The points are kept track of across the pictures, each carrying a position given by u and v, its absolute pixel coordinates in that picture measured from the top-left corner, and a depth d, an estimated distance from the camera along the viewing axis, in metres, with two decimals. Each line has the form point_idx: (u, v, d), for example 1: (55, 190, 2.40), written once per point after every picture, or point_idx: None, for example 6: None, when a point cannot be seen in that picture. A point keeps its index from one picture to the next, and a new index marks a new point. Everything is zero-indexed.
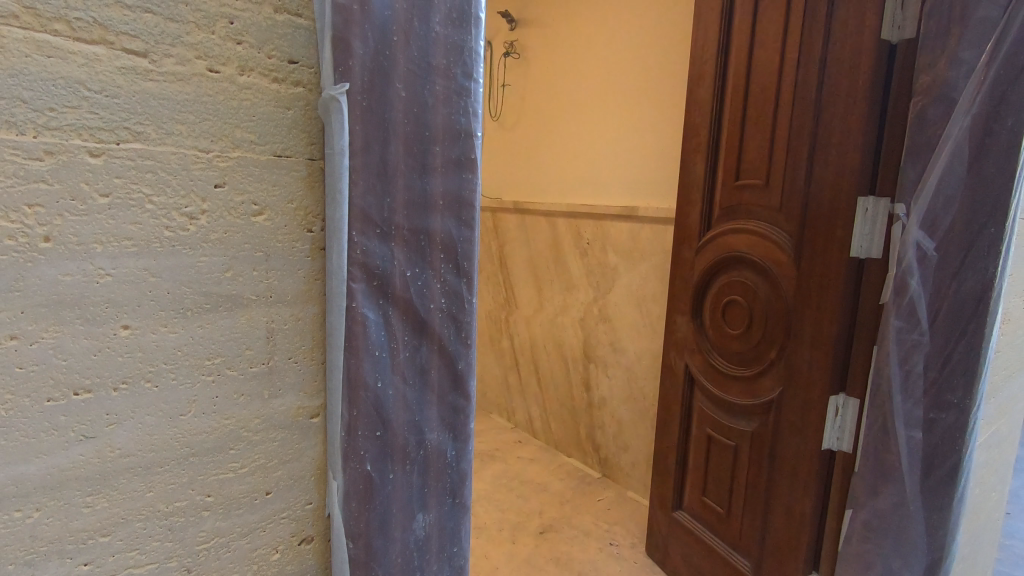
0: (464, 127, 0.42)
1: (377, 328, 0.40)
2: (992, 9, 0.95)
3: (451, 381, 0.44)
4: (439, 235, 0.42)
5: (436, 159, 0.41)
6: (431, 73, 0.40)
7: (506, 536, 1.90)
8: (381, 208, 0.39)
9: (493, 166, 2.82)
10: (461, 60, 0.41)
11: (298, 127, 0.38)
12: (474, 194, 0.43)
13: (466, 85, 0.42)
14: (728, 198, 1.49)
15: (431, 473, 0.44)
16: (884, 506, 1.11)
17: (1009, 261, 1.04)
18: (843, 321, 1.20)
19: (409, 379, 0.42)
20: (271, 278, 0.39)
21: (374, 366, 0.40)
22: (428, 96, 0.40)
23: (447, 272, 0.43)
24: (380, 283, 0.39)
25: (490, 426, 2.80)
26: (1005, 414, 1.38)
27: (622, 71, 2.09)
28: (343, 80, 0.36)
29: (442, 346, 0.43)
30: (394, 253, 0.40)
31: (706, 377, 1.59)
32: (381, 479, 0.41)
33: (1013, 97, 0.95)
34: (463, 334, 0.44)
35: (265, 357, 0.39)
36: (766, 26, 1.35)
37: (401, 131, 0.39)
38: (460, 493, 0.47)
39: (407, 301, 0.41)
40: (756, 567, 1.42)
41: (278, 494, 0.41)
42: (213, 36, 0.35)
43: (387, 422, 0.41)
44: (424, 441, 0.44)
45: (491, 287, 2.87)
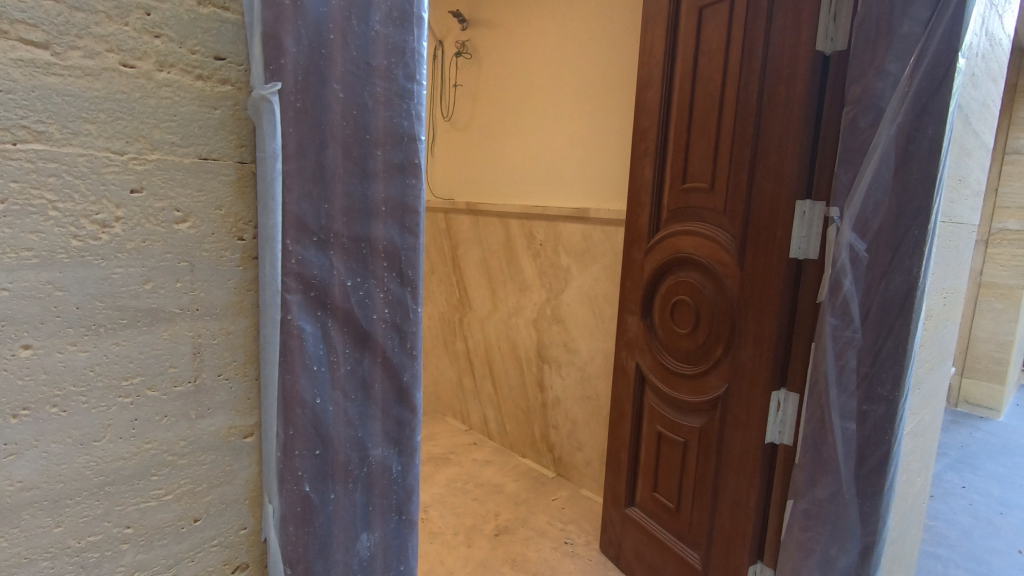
0: (407, 130, 0.40)
1: (315, 341, 0.38)
2: (914, 25, 1.01)
3: (396, 395, 0.43)
4: (381, 243, 0.40)
5: (377, 163, 0.39)
6: (371, 74, 0.38)
7: (461, 540, 1.88)
8: (317, 215, 0.37)
9: (445, 166, 2.80)
10: (403, 62, 0.40)
11: (226, 128, 0.36)
12: (418, 200, 0.42)
13: (409, 87, 0.40)
14: (675, 200, 1.53)
15: (375, 490, 0.43)
16: (822, 495, 1.16)
17: (931, 261, 1.11)
18: (784, 319, 1.25)
19: (350, 394, 0.40)
20: (197, 290, 0.36)
21: (311, 381, 0.38)
22: (368, 98, 0.38)
23: (391, 281, 0.41)
24: (317, 293, 0.38)
25: (444, 429, 2.77)
26: (928, 404, 1.47)
27: (573, 73, 2.11)
28: (275, 78, 0.35)
29: (385, 357, 0.42)
30: (332, 261, 0.38)
31: (656, 376, 1.63)
32: (321, 500, 0.39)
33: (934, 107, 1.01)
34: (409, 345, 0.43)
35: (191, 375, 0.37)
36: (710, 35, 1.40)
37: (339, 134, 0.37)
38: (406, 510, 0.45)
39: (348, 312, 0.39)
40: (704, 560, 1.46)
41: (208, 520, 0.39)
42: (127, 28, 0.32)
43: (327, 439, 0.39)
44: (367, 457, 0.42)
45: (444, 288, 2.84)
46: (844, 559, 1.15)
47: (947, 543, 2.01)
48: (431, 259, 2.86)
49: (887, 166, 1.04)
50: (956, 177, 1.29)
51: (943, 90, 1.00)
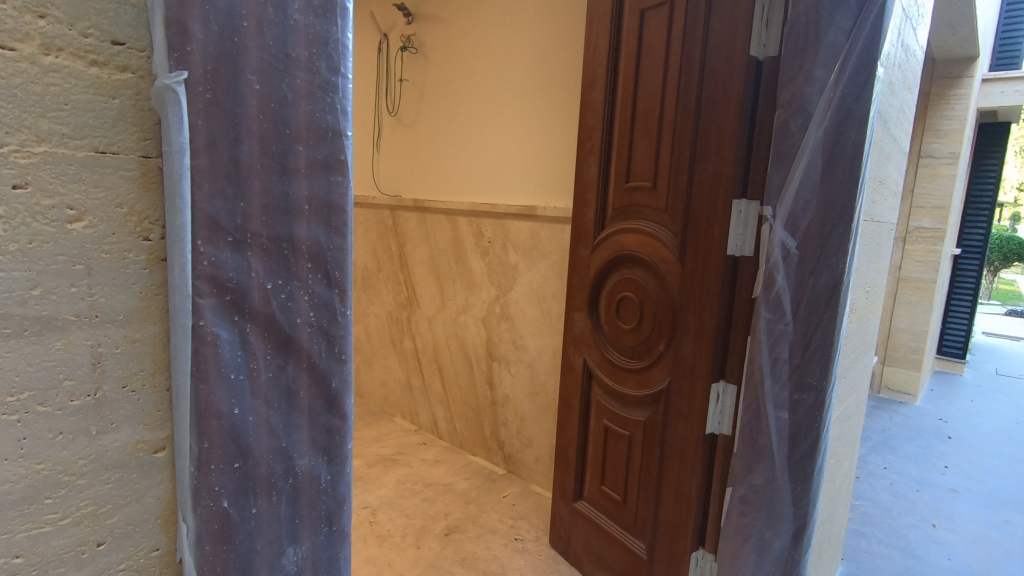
0: (331, 125, 0.39)
1: (232, 348, 0.36)
2: (838, 34, 1.06)
3: (324, 401, 0.41)
4: (305, 243, 0.38)
5: (299, 160, 0.38)
6: (291, 66, 0.37)
7: (410, 542, 1.86)
8: (232, 214, 0.35)
9: (391, 162, 2.74)
10: (326, 53, 0.38)
11: (125, 119, 0.34)
12: (345, 199, 0.41)
13: (332, 80, 0.39)
14: (619, 199, 1.56)
15: (302, 502, 0.41)
16: (758, 482, 1.22)
17: (854, 258, 1.18)
18: (722, 313, 1.30)
19: (272, 403, 0.38)
20: (96, 295, 0.34)
21: (228, 391, 0.36)
22: (288, 91, 0.37)
23: (316, 284, 0.40)
24: (233, 297, 0.35)
25: (392, 430, 2.73)
26: (853, 392, 1.56)
27: (521, 70, 2.11)
28: (180, 67, 0.33)
29: (311, 363, 0.40)
30: (250, 263, 0.36)
31: (602, 371, 1.66)
32: (241, 516, 0.37)
33: (856, 112, 1.06)
34: (337, 350, 0.41)
35: (91, 388, 0.34)
36: (652, 37, 1.44)
37: (256, 128, 0.35)
38: (337, 521, 0.44)
39: (269, 317, 0.37)
40: (650, 549, 1.50)
41: (112, 544, 0.36)
42: (5, 6, 0.29)
43: (247, 451, 0.37)
44: (293, 468, 0.40)
45: (391, 286, 2.79)
46: (778, 541, 1.21)
47: (871, 520, 2.15)
48: (377, 257, 2.81)
49: (814, 168, 1.10)
50: (876, 179, 1.37)
51: (864, 96, 1.05)
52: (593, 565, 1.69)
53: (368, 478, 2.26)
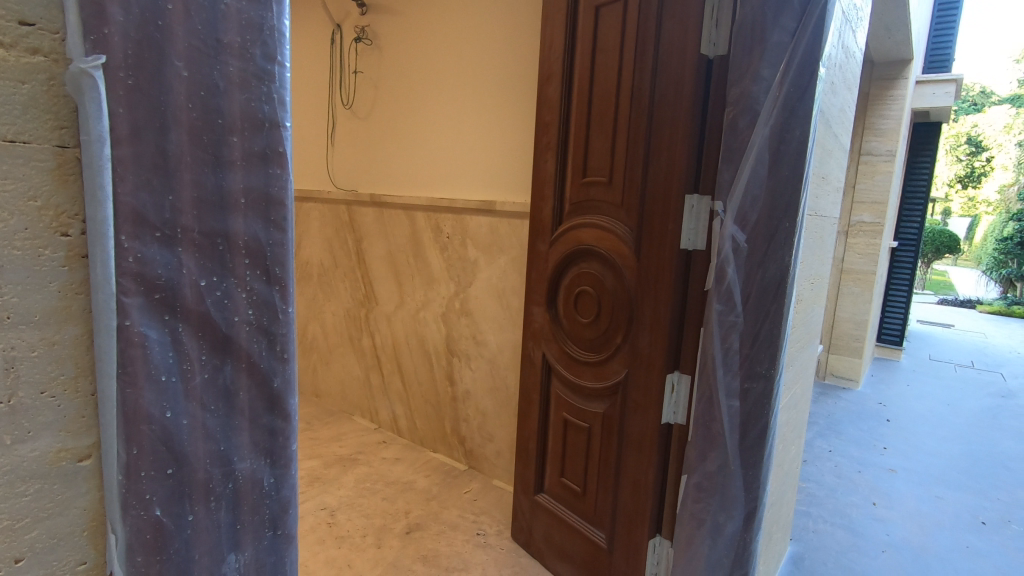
0: (268, 115, 0.37)
1: (162, 349, 0.34)
2: (783, 34, 1.10)
3: (265, 402, 0.40)
4: (242, 238, 0.37)
5: (234, 151, 0.36)
6: (223, 52, 0.35)
7: (370, 542, 1.83)
8: (160, 208, 0.33)
9: (345, 157, 2.68)
10: (260, 40, 0.37)
11: (38, 107, 0.31)
12: (284, 192, 0.39)
13: (268, 68, 0.37)
14: (576, 194, 1.58)
15: (244, 507, 0.39)
16: (711, 469, 1.26)
17: (799, 252, 1.22)
18: (676, 305, 1.33)
19: (208, 405, 0.37)
20: (8, 295, 0.32)
21: (159, 394, 0.34)
22: (219, 79, 0.35)
23: (255, 280, 0.38)
24: (163, 295, 0.33)
25: (351, 429, 2.68)
26: (799, 379, 1.63)
27: (477, 63, 2.10)
28: (98, 51, 0.30)
29: (251, 362, 0.38)
30: (182, 259, 0.34)
31: (561, 364, 1.67)
32: (176, 524, 0.36)
33: (800, 111, 1.10)
34: (279, 349, 0.40)
35: (4, 396, 0.32)
36: (606, 33, 1.45)
37: (185, 118, 0.34)
38: (282, 524, 0.42)
39: (203, 316, 0.35)
40: (609, 538, 1.52)
41: (33, 559, 0.34)
42: None
43: (182, 457, 0.35)
44: (233, 473, 0.38)
45: (348, 283, 2.73)
46: (730, 525, 1.25)
47: (817, 502, 2.26)
48: (333, 253, 2.75)
49: (761, 164, 1.14)
50: (819, 175, 1.43)
51: (807, 95, 1.09)
52: (554, 556, 1.71)
53: (326, 478, 2.21)
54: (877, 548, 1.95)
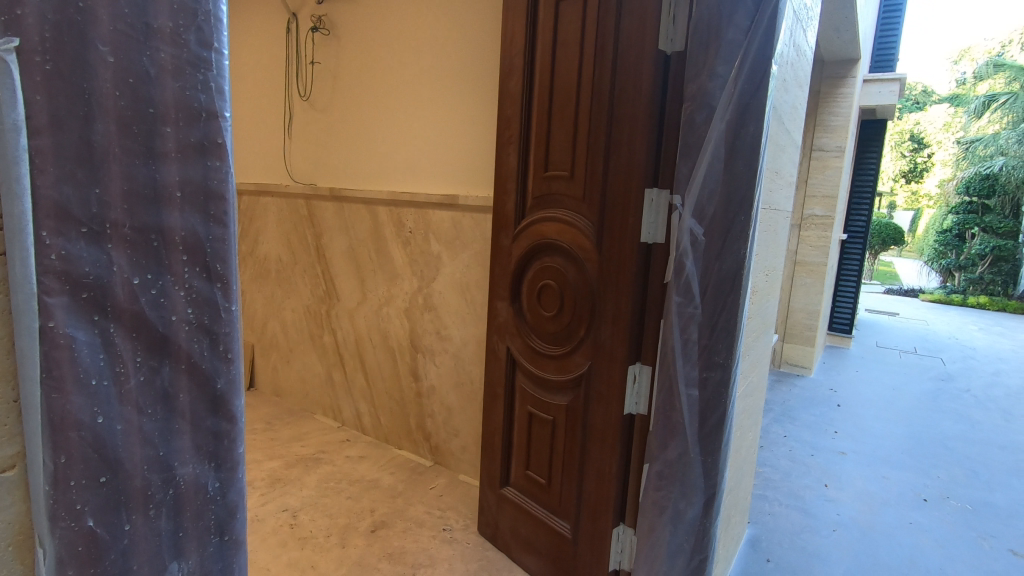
0: (204, 105, 0.35)
1: (92, 351, 0.31)
2: (736, 32, 1.13)
3: (208, 405, 0.37)
4: (179, 233, 0.34)
5: (168, 142, 0.34)
6: (153, 38, 0.32)
7: (334, 542, 1.80)
8: (86, 202, 0.30)
9: (304, 151, 2.62)
10: (195, 25, 0.34)
11: None
12: (224, 183, 0.37)
13: (204, 56, 0.35)
14: (538, 188, 1.58)
15: (187, 514, 0.37)
16: (671, 457, 1.29)
17: (753, 245, 1.26)
18: (636, 298, 1.35)
19: (145, 409, 0.34)
20: None
21: (88, 399, 0.32)
22: (150, 65, 0.32)
23: (194, 278, 0.35)
24: (91, 294, 0.31)
25: (313, 428, 2.63)
26: (755, 368, 1.68)
27: (439, 55, 2.08)
28: (10, 33, 0.28)
29: (192, 363, 0.36)
30: (112, 255, 0.32)
31: (525, 358, 1.68)
32: (112, 535, 0.33)
33: (754, 107, 1.12)
34: (221, 348, 0.37)
35: None
36: (566, 27, 1.46)
37: (113, 108, 0.31)
38: (230, 530, 0.40)
39: (137, 315, 0.33)
40: (574, 529, 1.54)
41: None
42: None
43: (117, 463, 0.33)
44: (174, 478, 0.36)
45: (309, 279, 2.67)
46: (690, 511, 1.28)
47: (772, 485, 2.34)
48: (293, 248, 2.68)
49: (717, 159, 1.16)
50: (772, 170, 1.48)
51: (760, 92, 1.11)
52: (521, 548, 1.73)
53: (288, 479, 2.17)
54: (828, 528, 2.04)
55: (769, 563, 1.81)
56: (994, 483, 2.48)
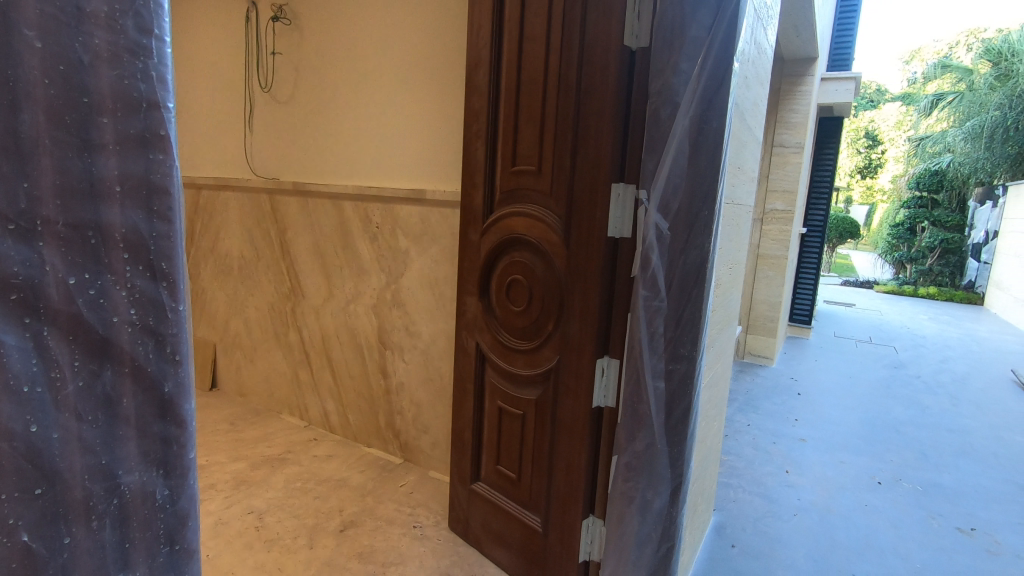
0: (145, 95, 0.30)
1: (23, 357, 0.26)
2: (699, 29, 1.14)
3: (155, 409, 0.32)
4: (118, 230, 0.29)
5: (104, 134, 0.28)
6: (85, 22, 0.27)
7: (303, 543, 1.77)
8: (12, 195, 0.25)
9: (266, 144, 2.54)
10: (132, 10, 0.29)
11: None
12: (170, 178, 0.32)
13: (142, 44, 0.30)
14: (506, 182, 1.58)
15: (133, 524, 0.31)
16: (639, 448, 1.31)
17: (717, 239, 1.28)
18: (603, 292, 1.37)
19: (85, 415, 0.29)
20: None
21: (20, 408, 0.26)
22: (83, 51, 0.27)
23: (138, 277, 0.30)
24: (20, 295, 0.25)
25: (279, 428, 2.57)
26: (719, 360, 1.73)
27: (405, 48, 2.04)
28: None
29: (136, 366, 0.31)
30: (43, 254, 0.26)
31: (494, 353, 1.68)
32: (51, 549, 0.28)
33: (716, 103, 1.14)
34: (169, 351, 0.32)
35: None
36: (533, 21, 1.45)
37: (40, 94, 0.26)
38: (181, 538, 0.34)
39: (74, 319, 0.27)
40: (544, 522, 1.55)
41: None
42: None
43: (54, 473, 0.27)
44: (118, 487, 0.31)
45: (272, 276, 2.61)
46: (658, 501, 1.30)
47: (736, 473, 2.41)
48: (256, 244, 2.61)
49: (682, 154, 1.18)
50: (734, 165, 1.51)
51: (722, 89, 1.13)
52: (492, 543, 1.73)
53: (253, 481, 2.11)
54: (789, 512, 2.11)
55: (734, 548, 1.86)
56: (943, 464, 2.60)
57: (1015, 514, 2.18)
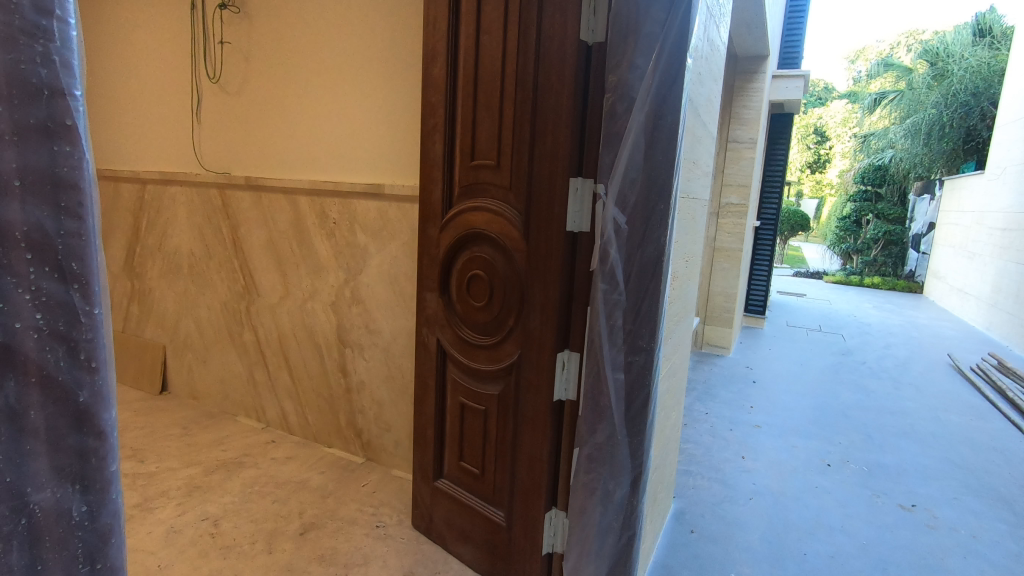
0: (45, 84, 0.29)
1: None
2: (654, 25, 1.16)
3: (70, 419, 0.31)
4: (19, 228, 0.28)
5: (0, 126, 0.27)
6: None
7: (260, 548, 1.72)
8: None
9: (215, 138, 2.45)
10: None
11: None
12: (78, 173, 0.30)
13: (42, 28, 0.28)
14: (465, 177, 1.56)
15: (46, 543, 0.30)
16: (600, 440, 1.33)
17: (672, 231, 1.31)
18: (563, 286, 1.37)
19: None
20: None
21: None
22: None
23: (43, 278, 0.29)
24: None
25: (234, 431, 2.49)
26: (677, 350, 1.76)
27: (361, 42, 2.00)
28: None
29: (44, 375, 0.29)
30: None
31: (456, 349, 1.66)
32: None
33: (671, 98, 1.16)
34: (82, 357, 0.31)
35: None
36: (489, 13, 1.44)
37: None
38: (103, 555, 0.33)
39: None
40: (508, 516, 1.56)
41: None
42: None
43: None
44: (27, 504, 0.29)
45: (224, 274, 2.52)
46: (619, 491, 1.32)
47: (695, 460, 2.47)
48: (207, 241, 2.52)
49: (638, 148, 1.19)
50: (689, 160, 1.54)
51: (677, 84, 1.15)
52: (456, 539, 1.72)
53: (207, 486, 2.04)
54: (745, 497, 2.18)
55: (692, 533, 1.91)
56: (887, 445, 2.74)
57: (951, 490, 2.32)
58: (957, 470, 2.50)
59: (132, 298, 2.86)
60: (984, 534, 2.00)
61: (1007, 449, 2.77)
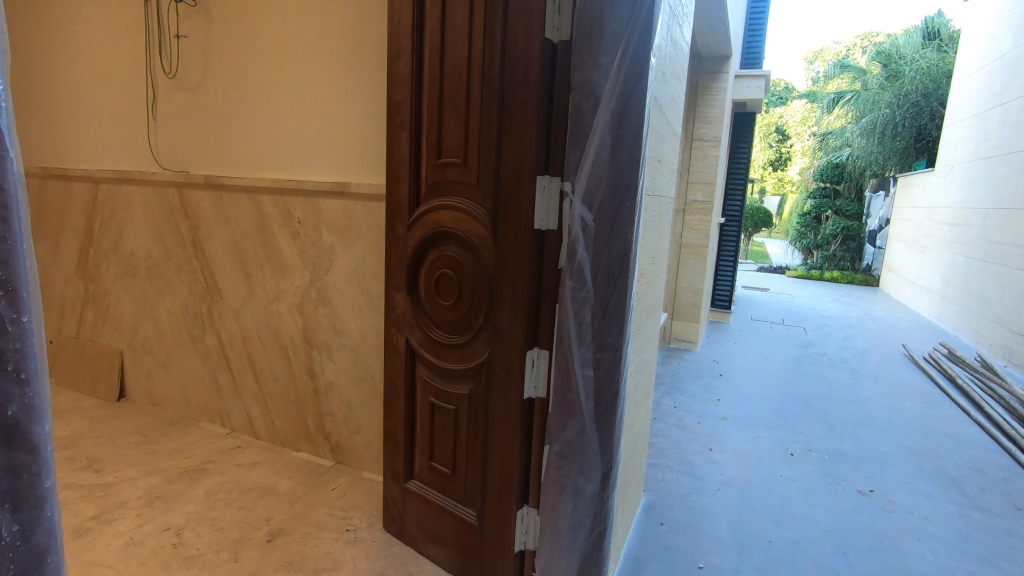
0: None
1: None
2: (618, 25, 1.18)
3: (3, 434, 0.31)
4: None
5: None
6: None
7: (226, 557, 1.67)
8: None
9: (171, 135, 2.37)
10: None
11: None
12: (6, 180, 0.30)
13: None
14: (432, 175, 1.55)
15: None
16: (570, 436, 1.34)
17: (639, 228, 1.33)
18: (531, 284, 1.37)
19: None
20: None
21: None
22: None
23: None
24: None
25: (197, 437, 2.41)
26: (645, 346, 1.79)
27: (323, 39, 1.96)
28: None
29: None
30: None
31: (425, 349, 1.65)
32: None
33: (636, 96, 1.18)
34: (13, 370, 0.31)
35: None
36: (454, 10, 1.43)
37: None
38: (38, 568, 0.33)
39: None
40: (480, 515, 1.55)
41: None
42: None
43: None
44: None
45: (185, 276, 2.44)
46: (590, 486, 1.34)
47: (665, 454, 2.51)
48: (166, 242, 2.43)
49: (604, 146, 1.21)
50: (654, 158, 1.56)
51: (642, 82, 1.17)
52: (428, 540, 1.71)
53: (170, 495, 1.97)
54: (713, 488, 2.23)
55: (662, 526, 1.94)
56: (846, 433, 2.84)
57: (906, 474, 2.42)
58: (911, 456, 2.61)
59: (86, 302, 2.75)
60: (937, 515, 2.10)
61: (957, 434, 2.90)
